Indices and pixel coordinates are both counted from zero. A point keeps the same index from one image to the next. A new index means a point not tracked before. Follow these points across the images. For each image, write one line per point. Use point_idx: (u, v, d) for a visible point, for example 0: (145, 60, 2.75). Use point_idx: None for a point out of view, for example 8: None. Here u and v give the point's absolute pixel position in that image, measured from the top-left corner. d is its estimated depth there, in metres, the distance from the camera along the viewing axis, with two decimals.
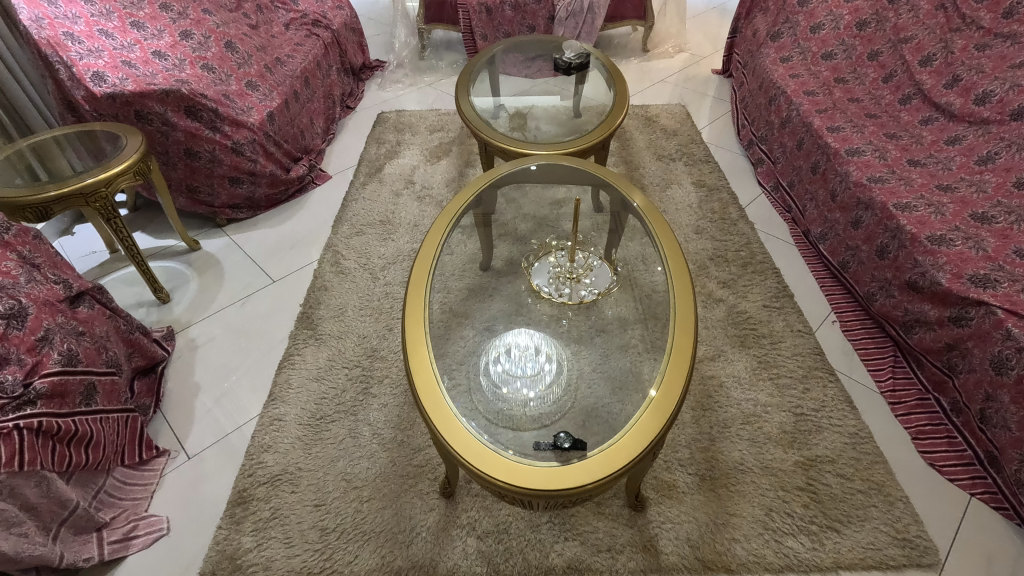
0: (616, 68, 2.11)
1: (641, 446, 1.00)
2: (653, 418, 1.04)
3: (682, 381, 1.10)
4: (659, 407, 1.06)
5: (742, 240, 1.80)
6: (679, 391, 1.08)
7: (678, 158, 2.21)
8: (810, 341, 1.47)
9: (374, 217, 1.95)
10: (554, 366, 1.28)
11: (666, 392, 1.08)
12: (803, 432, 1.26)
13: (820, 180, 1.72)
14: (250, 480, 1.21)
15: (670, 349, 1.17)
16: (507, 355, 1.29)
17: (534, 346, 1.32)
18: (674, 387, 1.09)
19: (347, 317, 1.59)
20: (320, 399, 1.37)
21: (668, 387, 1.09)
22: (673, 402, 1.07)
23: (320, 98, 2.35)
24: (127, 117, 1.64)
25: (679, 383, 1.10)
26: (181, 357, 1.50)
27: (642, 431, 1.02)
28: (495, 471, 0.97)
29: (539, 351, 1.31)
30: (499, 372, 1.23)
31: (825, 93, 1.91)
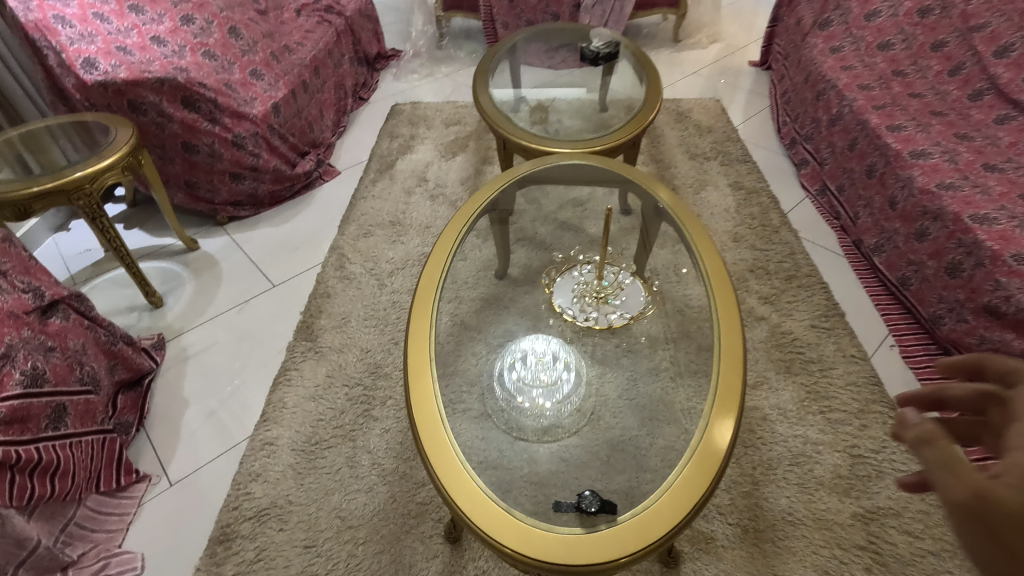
0: (648, 59, 1.94)
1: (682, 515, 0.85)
2: (697, 479, 0.88)
3: (732, 431, 0.93)
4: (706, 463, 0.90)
5: (785, 249, 1.63)
6: (729, 445, 0.91)
7: (713, 157, 2.04)
8: (866, 368, 1.30)
9: (383, 218, 1.81)
10: (572, 376, 1.21)
11: (711, 444, 0.92)
12: (862, 478, 1.10)
13: (876, 185, 1.54)
14: (234, 515, 1.09)
15: (715, 390, 1.00)
16: (522, 362, 1.22)
17: (552, 352, 1.24)
18: (721, 438, 0.92)
19: (350, 328, 1.46)
20: (317, 421, 1.25)
21: (712, 439, 0.93)
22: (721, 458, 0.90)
23: (330, 88, 2.22)
24: (120, 107, 1.53)
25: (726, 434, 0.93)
26: (171, 368, 1.39)
27: (685, 494, 0.87)
28: (505, 536, 0.83)
29: (556, 359, 1.23)
30: (514, 381, 1.18)
31: (882, 86, 1.71)
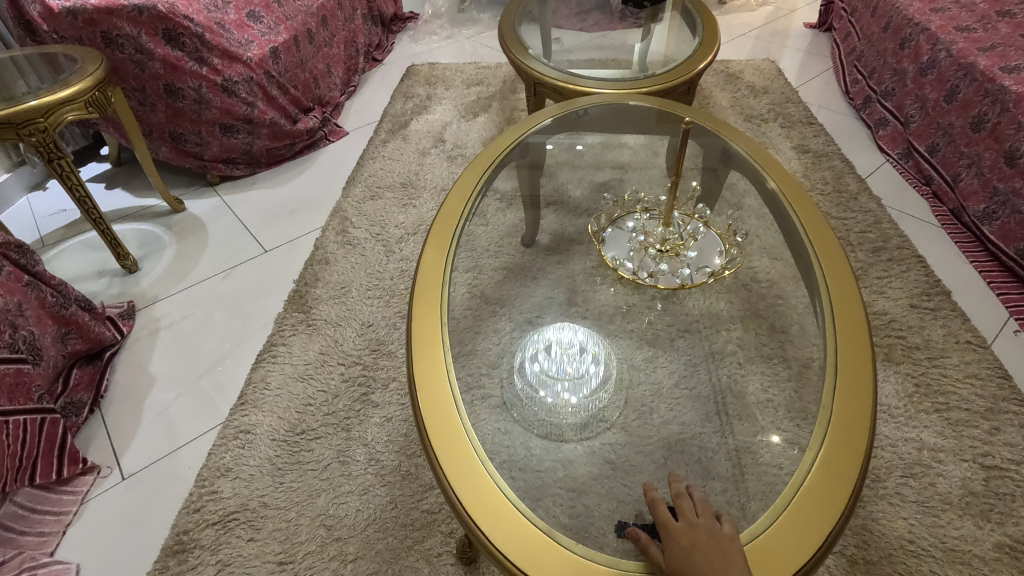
0: (704, 5, 1.68)
1: (799, 565, 0.57)
2: (814, 511, 0.60)
3: (863, 432, 0.65)
4: (828, 491, 0.61)
5: (868, 218, 1.36)
6: (862, 464, 0.62)
7: (772, 118, 1.77)
8: (987, 357, 1.03)
9: (394, 179, 1.59)
10: (602, 370, 0.97)
11: (835, 459, 0.63)
12: (1003, 498, 0.84)
13: (988, 139, 1.27)
14: (195, 519, 0.88)
15: (830, 380, 0.71)
16: (545, 351, 0.95)
17: (579, 343, 0.98)
18: (850, 453, 0.63)
19: (350, 299, 1.23)
20: (304, 406, 1.03)
21: (835, 453, 0.64)
22: (850, 479, 0.62)
23: (340, 43, 2.01)
24: (92, 41, 1.32)
25: (857, 446, 0.64)
26: (139, 340, 1.18)
27: (797, 537, 0.59)
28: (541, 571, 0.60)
29: (584, 350, 0.98)
30: (536, 374, 0.92)
31: (986, 27, 1.44)
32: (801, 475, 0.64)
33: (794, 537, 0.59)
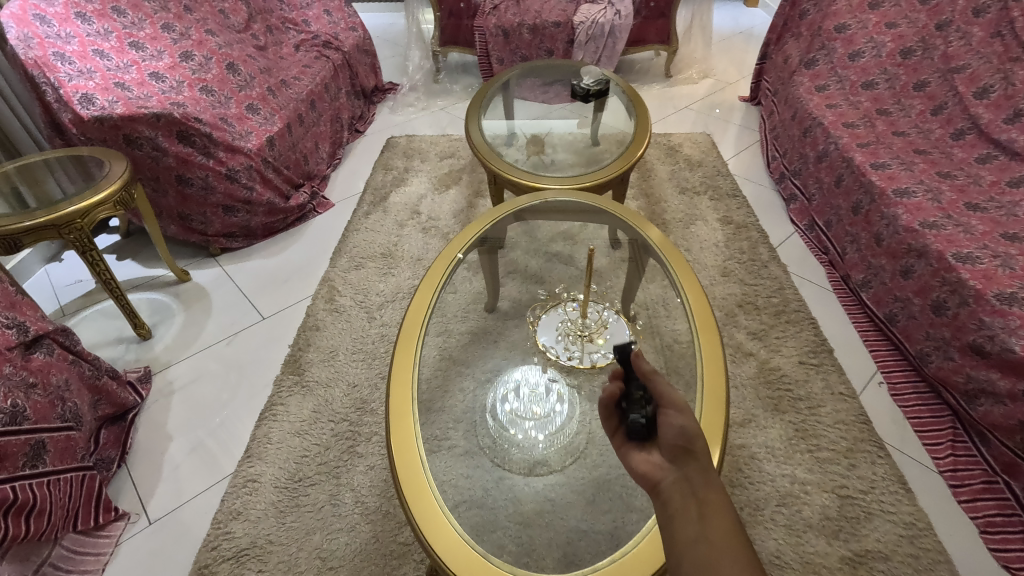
0: (638, 96, 1.97)
1: None
2: None
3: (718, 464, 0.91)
4: None
5: (773, 284, 1.64)
6: None
7: (702, 191, 2.05)
8: (854, 407, 1.29)
9: (375, 250, 1.82)
10: (565, 407, 1.18)
11: None
12: (850, 520, 1.08)
13: (863, 222, 1.55)
14: (213, 555, 1.07)
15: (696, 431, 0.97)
16: (515, 395, 1.22)
17: (546, 383, 1.24)
18: None
19: (337, 362, 1.45)
20: (300, 457, 1.23)
21: None
22: None
23: (327, 122, 2.26)
24: (115, 142, 1.55)
25: None
26: (156, 402, 1.38)
27: None
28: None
29: (550, 390, 1.22)
30: (507, 413, 1.19)
31: (867, 125, 1.75)
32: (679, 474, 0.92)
33: None
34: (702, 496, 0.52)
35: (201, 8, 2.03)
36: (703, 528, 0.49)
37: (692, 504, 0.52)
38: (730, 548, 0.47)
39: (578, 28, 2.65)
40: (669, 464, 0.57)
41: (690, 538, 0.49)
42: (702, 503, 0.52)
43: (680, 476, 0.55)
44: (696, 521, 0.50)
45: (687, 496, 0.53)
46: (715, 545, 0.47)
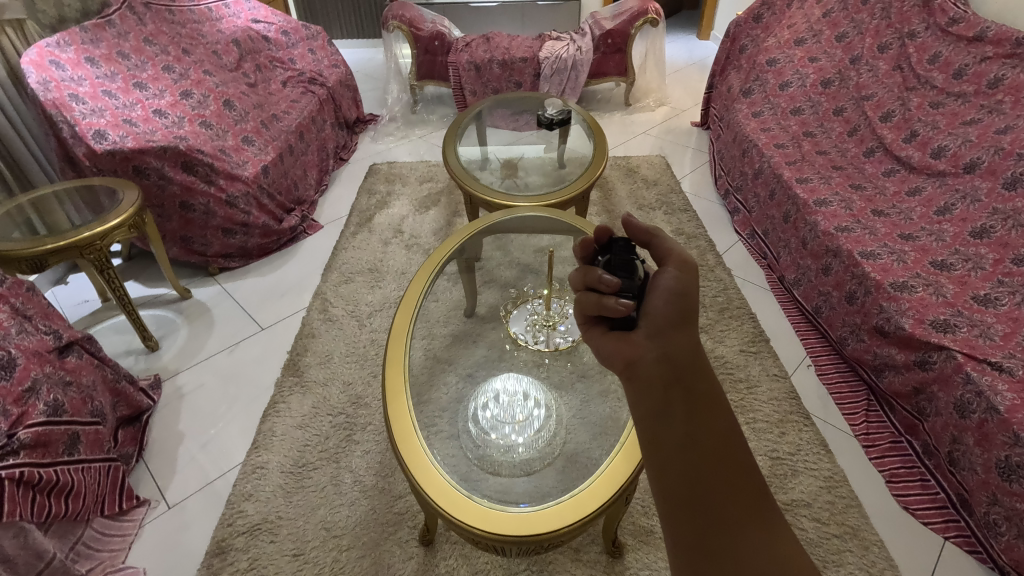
0: (596, 123, 2.20)
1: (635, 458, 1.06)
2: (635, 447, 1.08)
3: None
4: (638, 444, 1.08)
5: (719, 285, 1.85)
6: None
7: (658, 207, 2.28)
8: (785, 385, 1.50)
9: (363, 265, 2.00)
10: (543, 412, 1.27)
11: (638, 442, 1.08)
12: (779, 477, 1.28)
13: (791, 229, 1.79)
14: (229, 530, 1.22)
15: None
16: (495, 401, 1.31)
17: (523, 391, 1.34)
18: None
19: (333, 364, 1.61)
20: (304, 446, 1.39)
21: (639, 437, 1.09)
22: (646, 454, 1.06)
23: (314, 151, 2.44)
24: (125, 172, 1.71)
25: None
26: (167, 405, 1.52)
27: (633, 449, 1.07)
28: (464, 515, 0.97)
29: (528, 397, 1.32)
30: (488, 419, 1.26)
31: (794, 145, 2.00)
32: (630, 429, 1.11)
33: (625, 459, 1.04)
34: (692, 391, 0.49)
35: (196, 51, 2.23)
36: (689, 431, 0.48)
37: (678, 401, 0.48)
38: (719, 454, 0.48)
39: (543, 62, 2.91)
40: (652, 339, 0.51)
41: (676, 445, 0.48)
42: (692, 400, 0.49)
43: (663, 356, 0.50)
44: (682, 422, 0.48)
45: (676, 390, 0.49)
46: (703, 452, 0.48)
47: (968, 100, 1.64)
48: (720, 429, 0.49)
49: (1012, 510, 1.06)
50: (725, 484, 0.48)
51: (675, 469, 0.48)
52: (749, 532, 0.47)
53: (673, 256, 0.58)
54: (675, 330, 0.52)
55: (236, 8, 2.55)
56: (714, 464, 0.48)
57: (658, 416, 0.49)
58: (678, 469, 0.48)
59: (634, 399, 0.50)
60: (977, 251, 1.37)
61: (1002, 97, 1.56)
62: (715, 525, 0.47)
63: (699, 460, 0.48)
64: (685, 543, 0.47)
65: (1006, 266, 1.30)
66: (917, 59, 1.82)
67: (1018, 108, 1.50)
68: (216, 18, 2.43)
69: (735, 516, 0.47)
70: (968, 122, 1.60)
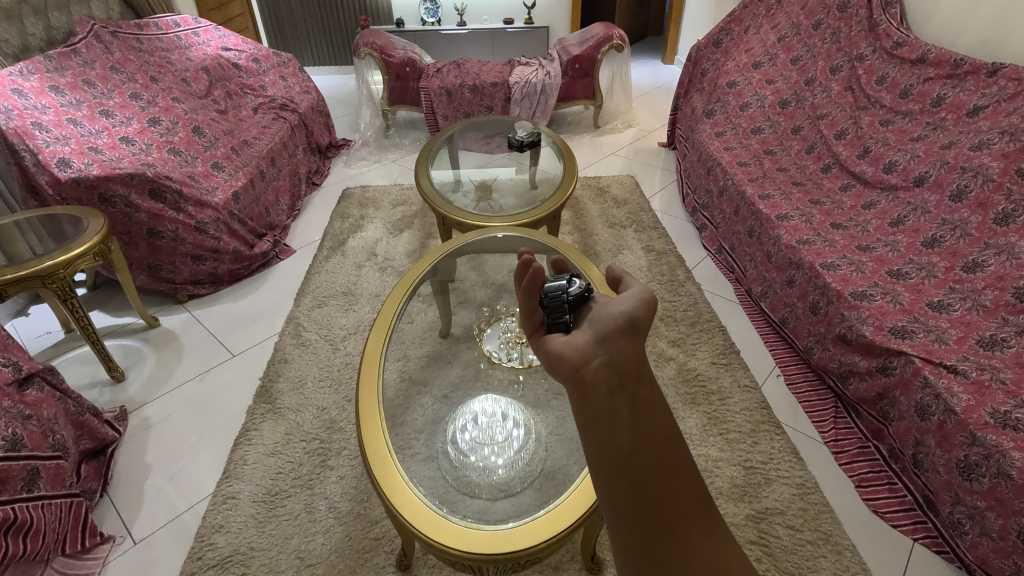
0: (565, 144, 2.25)
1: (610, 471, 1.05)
2: None
3: None
4: None
5: (689, 300, 1.89)
6: None
7: (628, 225, 2.33)
8: (757, 396, 1.53)
9: (337, 289, 1.99)
10: (522, 431, 1.27)
11: None
12: (753, 485, 1.30)
13: (756, 243, 1.84)
14: (199, 564, 1.18)
15: None
16: (475, 423, 1.31)
17: (502, 412, 1.34)
18: None
19: (306, 390, 1.59)
20: (276, 474, 1.36)
21: None
22: None
23: (286, 176, 2.44)
24: (90, 200, 1.68)
25: None
26: (134, 436, 1.48)
27: None
28: (439, 535, 0.97)
29: (507, 417, 1.32)
30: (467, 441, 1.26)
31: (756, 163, 2.07)
32: None
33: None
34: (636, 397, 0.50)
35: (164, 78, 2.25)
36: (635, 436, 0.49)
37: (623, 405, 0.50)
38: (665, 459, 0.48)
39: (514, 87, 2.98)
40: (599, 345, 0.55)
41: (621, 451, 0.48)
42: (636, 406, 0.50)
43: (609, 362, 0.53)
44: (630, 428, 0.49)
45: (620, 394, 0.51)
46: (651, 459, 0.48)
47: (915, 118, 1.73)
48: (665, 432, 0.50)
49: (974, 508, 1.09)
50: (674, 484, 0.48)
51: (621, 475, 0.47)
52: (689, 536, 0.47)
53: (637, 284, 0.64)
54: (622, 339, 0.55)
55: (205, 37, 2.59)
56: (659, 469, 0.48)
57: (604, 422, 0.50)
58: (627, 474, 0.47)
59: (581, 406, 0.52)
60: (930, 260, 1.44)
61: (945, 114, 1.65)
62: (658, 530, 0.46)
63: (645, 465, 0.47)
64: (631, 552, 0.46)
65: (956, 273, 1.37)
66: (866, 81, 1.92)
67: (960, 125, 1.59)
68: (185, 46, 2.47)
69: (680, 520, 0.47)
70: (915, 139, 1.69)
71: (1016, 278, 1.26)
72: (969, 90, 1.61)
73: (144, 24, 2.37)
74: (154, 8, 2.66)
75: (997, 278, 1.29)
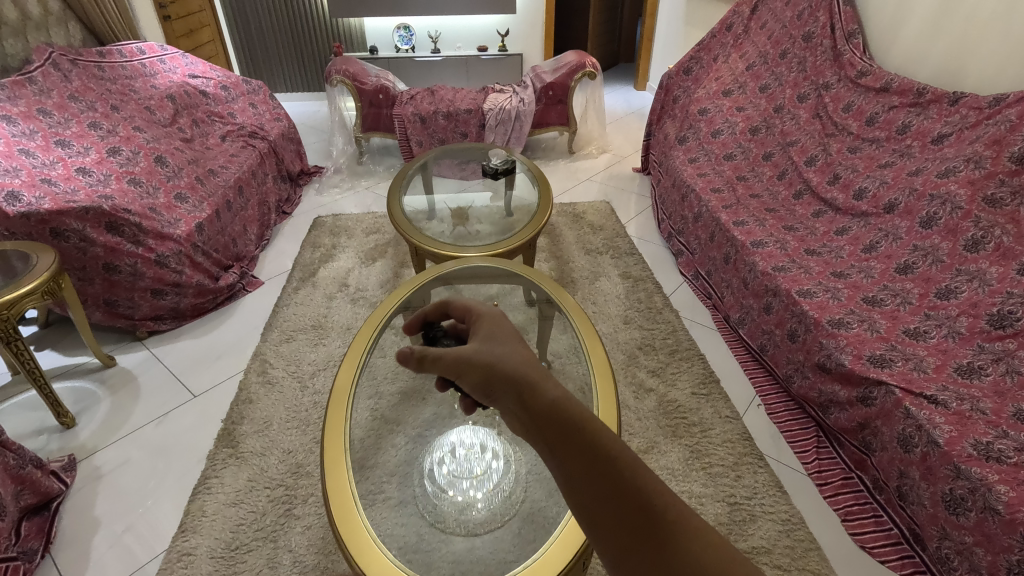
0: (540, 171, 2.24)
1: None
2: None
3: None
4: None
5: (667, 327, 1.87)
6: None
7: (605, 251, 2.32)
8: (738, 427, 1.50)
9: (306, 322, 1.92)
10: (502, 464, 1.20)
11: None
12: (737, 523, 1.26)
13: (732, 269, 1.83)
14: None
15: None
16: (452, 456, 1.23)
17: (480, 442, 1.26)
18: None
19: (272, 432, 1.51)
20: (237, 526, 1.27)
21: None
22: None
23: (254, 206, 2.37)
24: (41, 235, 1.59)
25: None
26: (83, 487, 1.38)
27: None
28: None
29: (485, 448, 1.24)
30: (445, 475, 1.20)
31: (729, 189, 2.08)
32: None
33: None
34: (548, 440, 0.50)
35: (127, 107, 2.18)
36: (567, 474, 0.47)
37: (548, 454, 0.50)
38: (597, 478, 0.46)
39: (488, 113, 2.97)
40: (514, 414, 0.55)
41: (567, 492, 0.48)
42: (552, 446, 0.49)
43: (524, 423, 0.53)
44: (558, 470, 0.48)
45: (543, 445, 0.50)
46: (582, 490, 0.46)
47: (881, 145, 1.76)
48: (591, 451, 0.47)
49: (962, 543, 1.06)
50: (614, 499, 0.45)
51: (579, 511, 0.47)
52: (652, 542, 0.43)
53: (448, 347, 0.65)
54: (510, 399, 0.55)
55: (172, 64, 2.53)
56: (594, 491, 0.46)
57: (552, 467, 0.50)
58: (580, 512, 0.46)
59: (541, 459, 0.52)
60: (904, 286, 1.44)
61: (911, 142, 1.67)
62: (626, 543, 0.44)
63: (586, 497, 0.46)
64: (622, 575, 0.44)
65: (931, 300, 1.37)
66: (833, 108, 1.95)
67: (926, 151, 1.61)
68: (150, 74, 2.41)
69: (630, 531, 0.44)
70: (883, 165, 1.71)
71: (989, 305, 1.26)
72: (933, 118, 1.65)
73: (107, 52, 2.32)
74: (118, 35, 2.61)
75: (970, 305, 1.30)
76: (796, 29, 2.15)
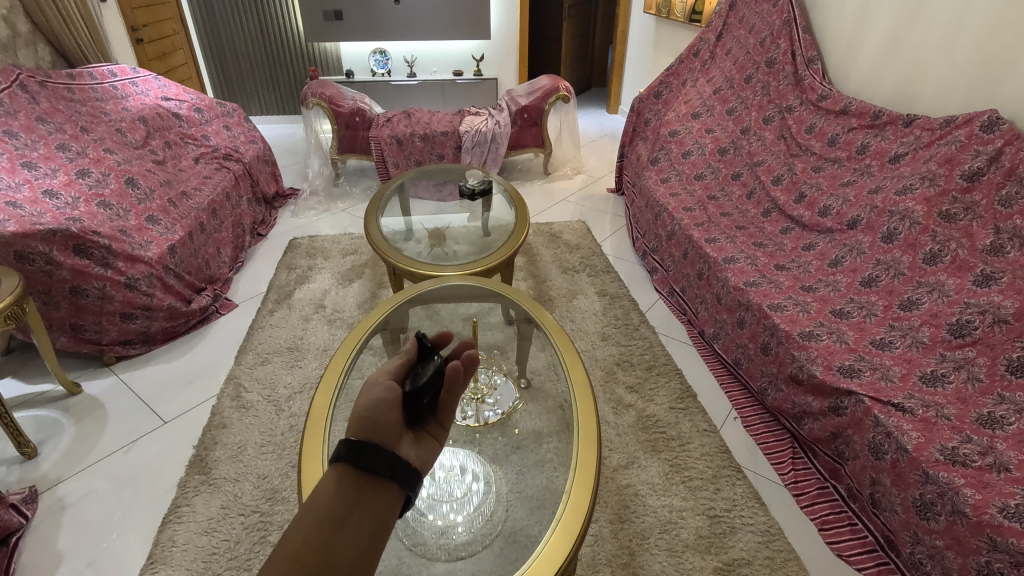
0: (516, 191, 2.27)
1: (581, 520, 1.00)
2: (577, 510, 1.01)
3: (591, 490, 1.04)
4: (577, 510, 1.01)
5: (644, 343, 1.89)
6: (590, 501, 1.03)
7: (581, 270, 2.35)
8: (715, 440, 1.52)
9: (281, 344, 1.89)
10: (482, 486, 1.20)
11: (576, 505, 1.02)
12: (718, 535, 1.27)
13: (705, 285, 1.87)
14: None
15: (575, 459, 1.11)
16: (430, 478, 1.19)
17: (460, 464, 1.25)
18: (584, 498, 1.03)
19: (246, 457, 1.47)
20: (209, 555, 1.23)
21: (577, 498, 1.03)
22: (582, 517, 1.00)
23: (228, 228, 2.34)
24: (5, 258, 1.53)
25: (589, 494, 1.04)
26: (45, 520, 1.32)
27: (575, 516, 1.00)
28: None
29: (465, 471, 1.23)
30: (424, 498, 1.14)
31: (700, 208, 2.13)
32: (565, 500, 1.04)
33: (568, 531, 0.98)
34: None
35: (98, 128, 2.15)
36: None
37: None
38: None
39: (464, 135, 3.01)
40: None
41: None
42: None
43: None
44: None
45: None
46: None
47: (843, 164, 1.84)
48: None
49: (934, 547, 1.08)
50: None
51: None
52: None
53: None
54: None
55: (144, 87, 2.52)
56: None
57: None
58: None
59: None
60: (870, 299, 1.49)
61: (870, 161, 1.75)
62: None
63: None
64: None
65: (894, 311, 1.42)
66: (796, 130, 2.03)
67: (884, 170, 1.69)
68: (122, 96, 2.39)
69: None
70: (846, 184, 1.78)
71: (949, 315, 1.32)
72: (889, 139, 1.73)
73: (77, 74, 2.29)
74: (88, 57, 2.59)
75: (932, 315, 1.35)
76: (759, 55, 2.25)
